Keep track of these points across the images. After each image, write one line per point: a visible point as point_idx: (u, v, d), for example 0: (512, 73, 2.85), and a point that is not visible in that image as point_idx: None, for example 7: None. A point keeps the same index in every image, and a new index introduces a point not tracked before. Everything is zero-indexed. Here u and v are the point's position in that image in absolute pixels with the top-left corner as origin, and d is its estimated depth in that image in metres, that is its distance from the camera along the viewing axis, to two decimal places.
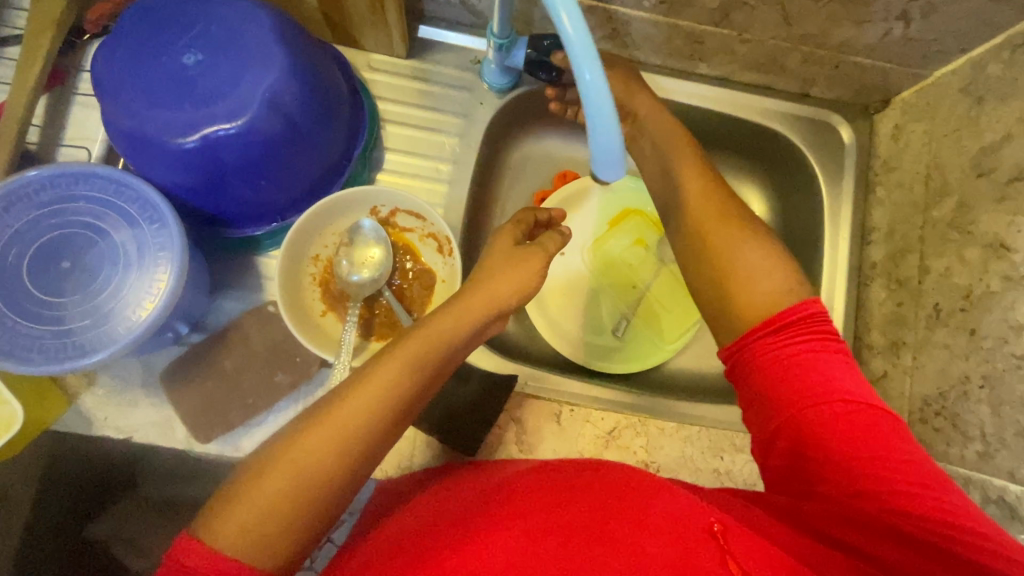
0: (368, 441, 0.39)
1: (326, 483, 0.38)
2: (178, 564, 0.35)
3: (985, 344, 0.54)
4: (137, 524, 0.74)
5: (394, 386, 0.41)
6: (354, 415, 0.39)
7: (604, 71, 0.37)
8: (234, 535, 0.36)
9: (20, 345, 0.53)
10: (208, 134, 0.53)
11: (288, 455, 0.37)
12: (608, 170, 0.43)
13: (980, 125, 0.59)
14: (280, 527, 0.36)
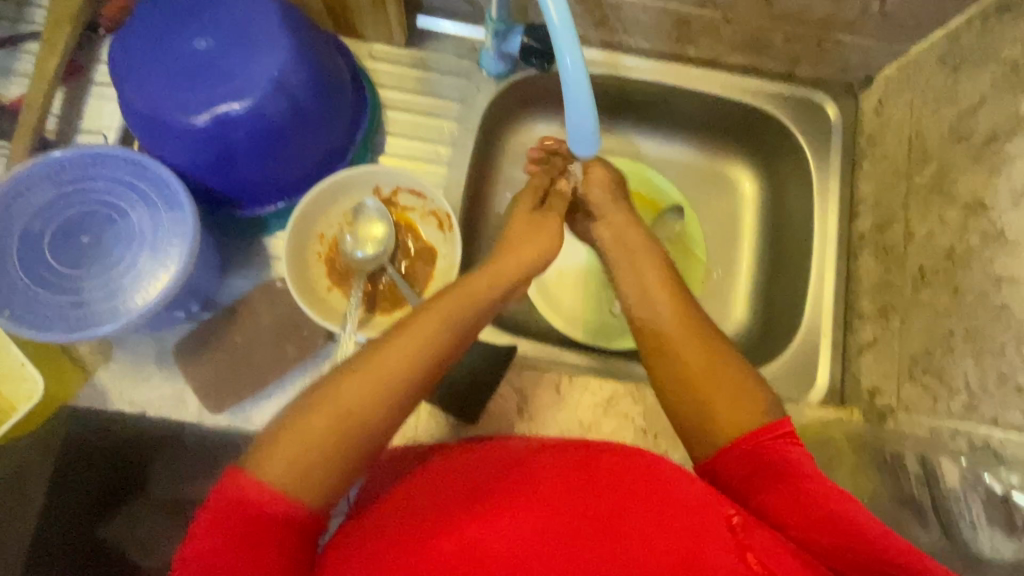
0: (407, 389, 0.43)
1: (370, 426, 0.41)
2: (232, 493, 0.37)
3: (967, 300, 0.56)
4: (152, 524, 0.79)
5: (430, 342, 0.46)
6: (395, 364, 0.43)
7: (582, 58, 0.45)
8: (282, 468, 0.39)
9: (42, 315, 0.55)
10: (219, 113, 0.56)
11: (336, 398, 0.41)
12: (583, 142, 0.53)
13: (957, 93, 0.62)
14: (326, 463, 0.39)
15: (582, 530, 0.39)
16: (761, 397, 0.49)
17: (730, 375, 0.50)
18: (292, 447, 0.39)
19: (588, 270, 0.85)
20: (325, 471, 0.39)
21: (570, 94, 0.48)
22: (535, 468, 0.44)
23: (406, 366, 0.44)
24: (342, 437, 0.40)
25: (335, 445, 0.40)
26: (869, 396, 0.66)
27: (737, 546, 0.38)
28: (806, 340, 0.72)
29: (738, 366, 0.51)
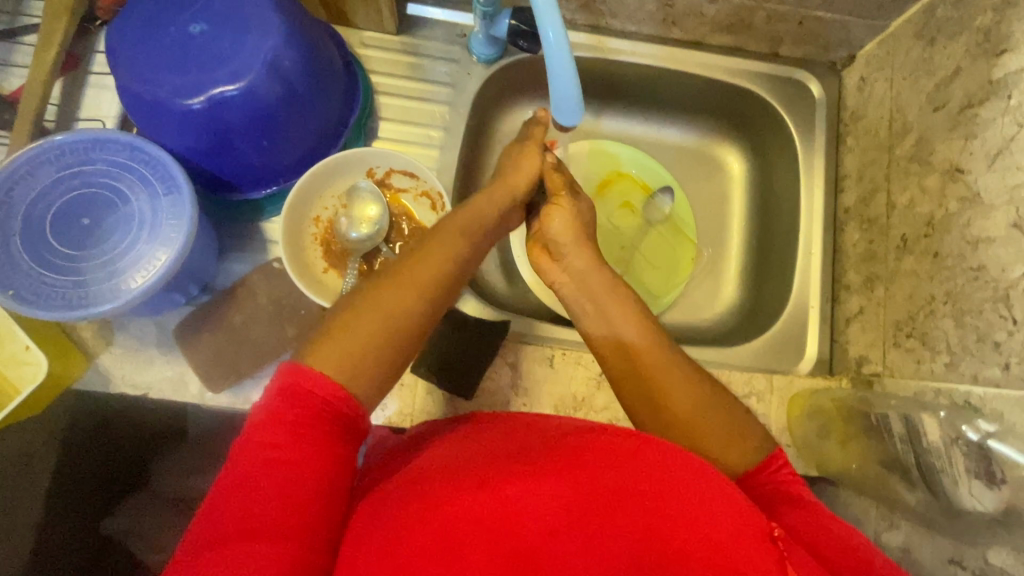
0: (440, 291, 0.50)
1: (414, 322, 0.47)
2: (298, 390, 0.41)
3: (946, 263, 0.57)
4: (151, 520, 0.77)
5: (454, 255, 0.52)
6: (428, 269, 0.50)
7: (563, 28, 0.47)
8: (338, 357, 0.43)
9: (44, 295, 0.57)
10: (214, 95, 0.58)
11: (379, 299, 0.46)
12: (568, 112, 0.54)
13: (934, 64, 0.63)
14: (376, 353, 0.45)
15: (625, 507, 0.41)
16: (751, 437, 0.52)
17: (723, 422, 0.51)
18: (344, 343, 0.44)
19: None
20: (377, 360, 0.44)
21: (554, 65, 0.49)
22: (584, 446, 0.47)
23: (437, 272, 0.50)
24: (389, 333, 0.46)
25: (385, 338, 0.45)
26: (856, 364, 0.68)
27: (778, 557, 0.40)
28: (794, 313, 0.73)
29: (729, 408, 0.52)
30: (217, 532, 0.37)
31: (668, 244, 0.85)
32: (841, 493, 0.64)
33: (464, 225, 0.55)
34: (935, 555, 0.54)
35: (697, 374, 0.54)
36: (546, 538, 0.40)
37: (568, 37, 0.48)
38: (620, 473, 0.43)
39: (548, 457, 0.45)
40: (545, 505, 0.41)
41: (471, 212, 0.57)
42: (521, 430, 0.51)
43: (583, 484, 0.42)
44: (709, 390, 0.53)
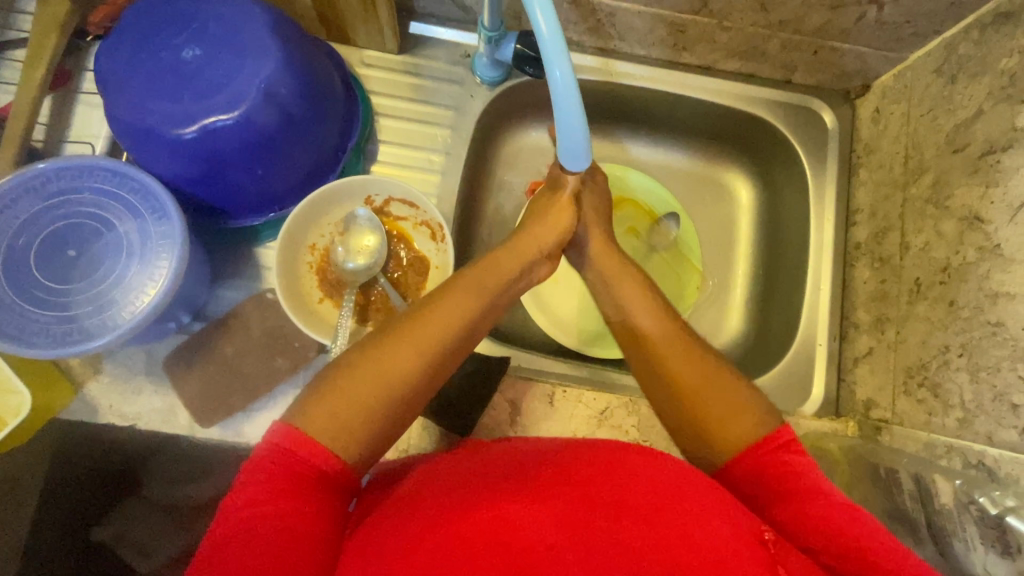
0: (445, 355, 0.48)
1: (409, 385, 0.45)
2: (277, 448, 0.41)
3: (962, 314, 0.55)
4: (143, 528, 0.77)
5: (462, 312, 0.50)
6: (435, 331, 0.48)
7: (571, 68, 0.43)
8: (323, 418, 0.42)
9: (27, 329, 0.55)
10: (207, 125, 0.55)
11: (377, 359, 0.45)
12: (573, 150, 0.51)
13: (953, 103, 0.61)
14: (363, 416, 0.43)
15: (617, 523, 0.40)
16: (753, 411, 0.49)
17: (722, 393, 0.50)
18: (337, 402, 0.42)
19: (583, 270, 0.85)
20: (368, 425, 0.43)
21: (560, 103, 0.46)
22: (573, 463, 0.46)
23: (441, 331, 0.48)
24: (382, 396, 0.44)
25: (377, 400, 0.43)
26: (864, 408, 0.66)
27: (769, 560, 0.39)
28: (802, 351, 0.71)
29: (732, 382, 0.50)
30: None
31: (674, 271, 0.83)
32: None
33: (474, 280, 0.53)
34: None
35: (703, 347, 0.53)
36: (540, 558, 0.38)
37: (575, 77, 0.44)
38: (611, 488, 0.43)
39: (538, 476, 0.44)
40: (538, 526, 0.40)
41: (481, 270, 0.55)
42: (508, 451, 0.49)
43: (573, 502, 0.42)
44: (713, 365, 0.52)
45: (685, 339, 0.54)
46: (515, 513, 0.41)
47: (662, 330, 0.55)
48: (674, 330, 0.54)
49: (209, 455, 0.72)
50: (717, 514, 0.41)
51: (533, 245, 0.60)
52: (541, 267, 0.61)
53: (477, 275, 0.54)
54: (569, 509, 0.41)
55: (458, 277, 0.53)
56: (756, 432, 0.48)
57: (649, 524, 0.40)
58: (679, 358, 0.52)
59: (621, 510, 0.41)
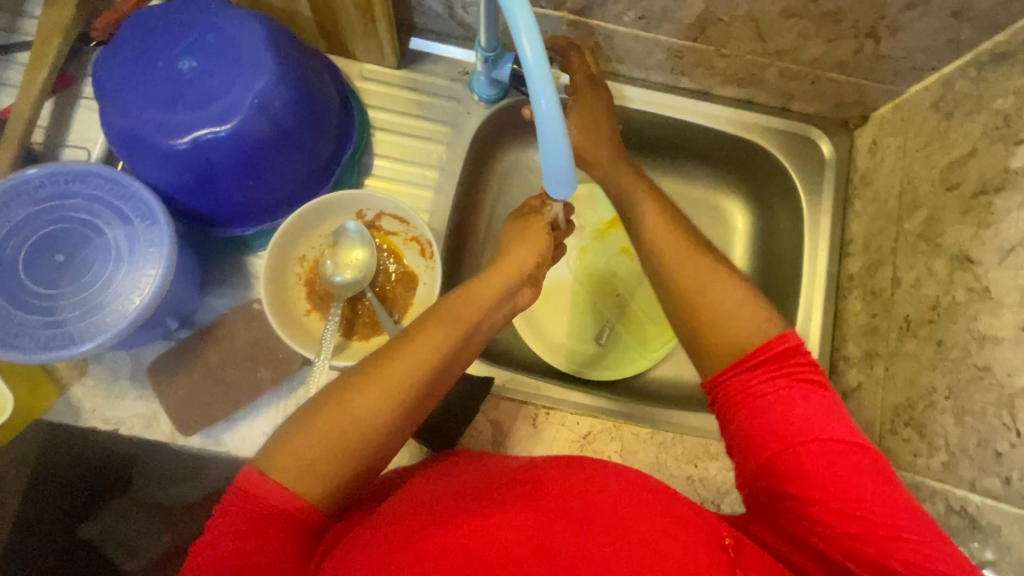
0: (413, 400, 0.47)
1: (375, 429, 0.45)
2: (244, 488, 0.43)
3: (950, 354, 0.54)
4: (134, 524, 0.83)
5: (435, 350, 0.49)
6: (402, 377, 0.47)
7: (558, 98, 0.42)
8: (287, 465, 0.43)
9: (12, 333, 0.55)
10: (200, 136, 0.56)
11: (343, 403, 0.45)
12: (559, 183, 0.48)
13: (949, 139, 0.61)
14: (326, 464, 0.43)
15: (581, 535, 0.42)
16: (756, 319, 0.51)
17: (727, 302, 0.52)
18: (302, 448, 0.43)
19: (575, 288, 0.85)
20: (333, 468, 0.44)
21: (545, 133, 0.44)
22: (535, 475, 0.47)
23: (410, 372, 0.47)
24: (346, 439, 0.44)
25: (342, 444, 0.44)
26: None
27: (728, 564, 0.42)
28: None
29: (740, 293, 0.52)
30: None
31: None
32: None
33: (450, 314, 0.52)
34: None
35: (717, 261, 0.55)
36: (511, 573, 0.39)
37: (563, 108, 0.43)
38: (575, 500, 0.44)
39: (503, 490, 0.45)
40: (513, 538, 0.41)
41: (458, 303, 0.54)
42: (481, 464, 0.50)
43: (536, 513, 0.43)
44: (725, 277, 0.54)
45: (697, 254, 0.55)
46: (484, 525, 0.42)
47: (675, 244, 0.56)
48: (687, 249, 0.56)
49: (189, 461, 0.72)
50: (680, 531, 0.43)
51: (514, 267, 0.60)
52: (524, 290, 0.62)
53: (451, 307, 0.53)
54: (535, 519, 0.42)
55: (433, 312, 0.52)
56: (759, 339, 0.50)
57: (614, 537, 0.42)
58: (686, 267, 0.55)
59: (584, 522, 0.42)
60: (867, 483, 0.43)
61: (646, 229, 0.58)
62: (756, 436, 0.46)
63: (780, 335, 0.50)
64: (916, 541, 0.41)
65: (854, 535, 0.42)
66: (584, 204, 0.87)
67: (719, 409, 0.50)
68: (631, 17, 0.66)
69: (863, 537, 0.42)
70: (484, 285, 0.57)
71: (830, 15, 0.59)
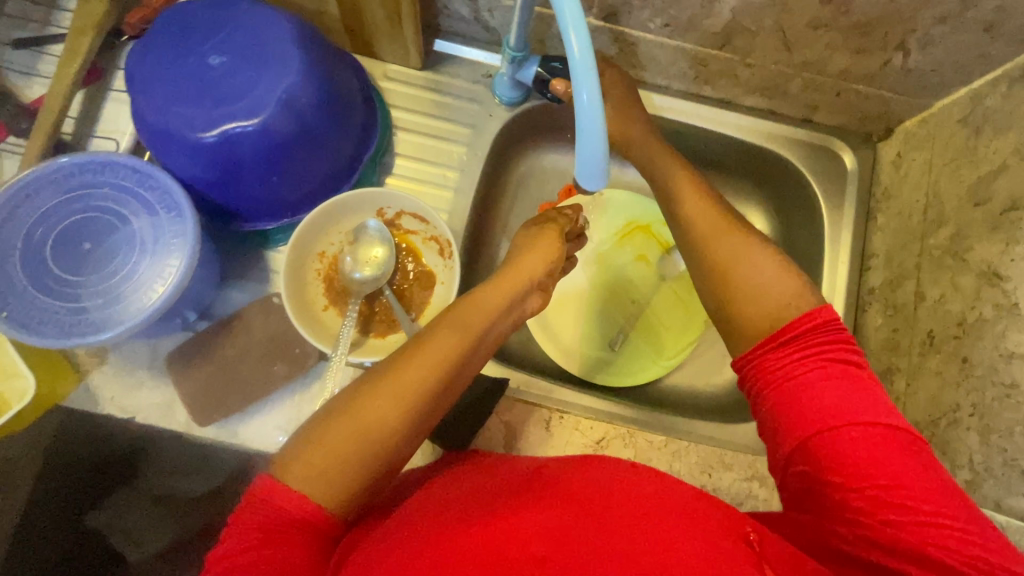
0: (425, 405, 0.47)
1: (389, 437, 0.45)
2: (259, 496, 0.42)
3: (975, 372, 0.53)
4: (135, 517, 0.79)
5: (444, 358, 0.49)
6: (414, 382, 0.47)
7: (600, 92, 0.42)
8: (303, 471, 0.43)
9: (37, 318, 0.55)
10: (227, 130, 0.57)
11: (356, 411, 0.45)
12: (591, 179, 0.48)
13: (977, 155, 0.60)
14: (340, 471, 0.43)
15: (603, 530, 0.41)
16: (793, 292, 0.52)
17: (763, 276, 0.53)
18: (316, 454, 0.43)
19: (591, 293, 0.84)
20: (347, 476, 0.44)
21: (584, 125, 0.44)
22: (556, 479, 0.47)
23: (418, 380, 0.47)
24: (360, 448, 0.44)
25: (355, 452, 0.44)
26: None
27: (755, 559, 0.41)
28: None
29: (778, 265, 0.54)
30: None
31: (680, 303, 0.84)
32: None
33: (459, 321, 0.52)
34: None
35: (753, 236, 0.57)
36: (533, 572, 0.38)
37: (604, 103, 0.44)
38: (596, 497, 0.44)
39: (525, 493, 0.45)
40: (538, 532, 0.41)
41: (466, 310, 0.54)
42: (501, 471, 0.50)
43: (558, 513, 0.42)
44: (762, 250, 0.55)
45: (735, 232, 0.57)
46: (504, 526, 0.41)
47: (715, 227, 0.58)
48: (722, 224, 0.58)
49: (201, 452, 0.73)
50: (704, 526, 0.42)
51: (525, 273, 0.60)
52: (534, 298, 0.61)
53: (460, 315, 0.53)
54: (557, 519, 0.42)
55: (440, 321, 0.52)
56: (793, 311, 0.51)
57: (639, 531, 0.41)
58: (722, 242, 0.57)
59: (606, 517, 0.42)
60: (906, 464, 0.42)
61: (682, 220, 0.61)
62: (788, 418, 0.47)
63: (814, 309, 0.51)
64: (958, 527, 0.40)
65: (893, 521, 0.41)
66: (600, 210, 0.86)
67: (749, 389, 0.51)
68: (658, 24, 0.66)
69: (905, 525, 0.40)
70: (496, 292, 0.57)
71: (859, 27, 0.59)
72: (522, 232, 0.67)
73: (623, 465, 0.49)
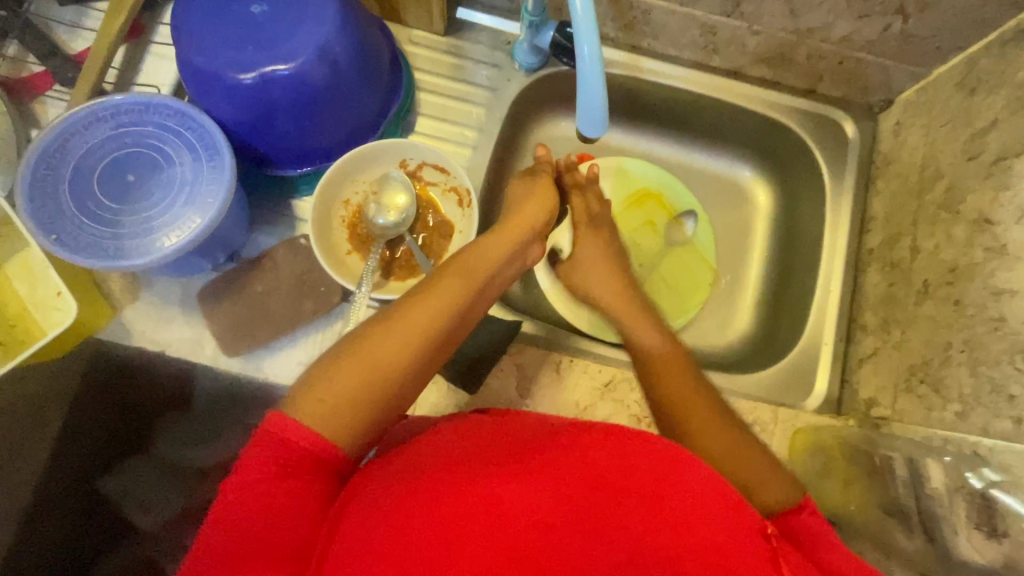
0: (433, 342, 0.51)
1: (395, 374, 0.48)
2: (270, 431, 0.44)
3: (967, 311, 0.57)
4: (150, 488, 0.73)
5: (449, 302, 0.53)
6: (419, 320, 0.50)
7: (599, 45, 0.47)
8: (313, 407, 0.45)
9: (83, 242, 0.59)
10: (266, 72, 0.60)
11: (365, 347, 0.48)
12: (591, 127, 0.54)
13: (972, 113, 0.63)
14: (352, 403, 0.46)
15: (617, 509, 0.41)
16: (784, 476, 0.51)
17: (744, 468, 0.52)
18: (326, 391, 0.46)
19: None
20: (357, 412, 0.46)
21: (584, 75, 0.49)
22: (575, 445, 0.46)
23: (423, 317, 0.51)
24: (369, 385, 0.47)
25: (365, 386, 0.47)
26: (866, 406, 0.67)
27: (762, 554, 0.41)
28: (807, 347, 0.73)
29: (756, 455, 0.53)
30: (232, 535, 0.41)
31: (687, 266, 0.87)
32: None
33: (465, 269, 0.56)
34: None
35: (734, 420, 0.57)
36: (535, 534, 0.40)
37: (602, 56, 0.49)
38: (612, 472, 0.44)
39: (539, 456, 0.45)
40: (536, 503, 0.41)
41: (472, 261, 0.58)
42: (514, 429, 0.50)
43: (573, 481, 0.43)
44: (742, 440, 0.54)
45: (716, 419, 0.56)
46: (518, 485, 0.42)
47: (702, 412, 0.57)
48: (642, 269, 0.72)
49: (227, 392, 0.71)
50: (717, 514, 0.42)
51: (521, 227, 0.64)
52: (535, 247, 0.66)
53: (465, 263, 0.57)
54: (572, 489, 0.42)
55: (448, 267, 0.56)
56: None
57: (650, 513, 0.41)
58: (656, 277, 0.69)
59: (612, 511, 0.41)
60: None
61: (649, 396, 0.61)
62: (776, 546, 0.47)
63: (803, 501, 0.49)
64: None
65: None
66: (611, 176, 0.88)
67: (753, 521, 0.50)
68: None
69: None
70: (500, 242, 0.61)
71: None
72: (518, 182, 0.71)
73: (643, 438, 0.48)
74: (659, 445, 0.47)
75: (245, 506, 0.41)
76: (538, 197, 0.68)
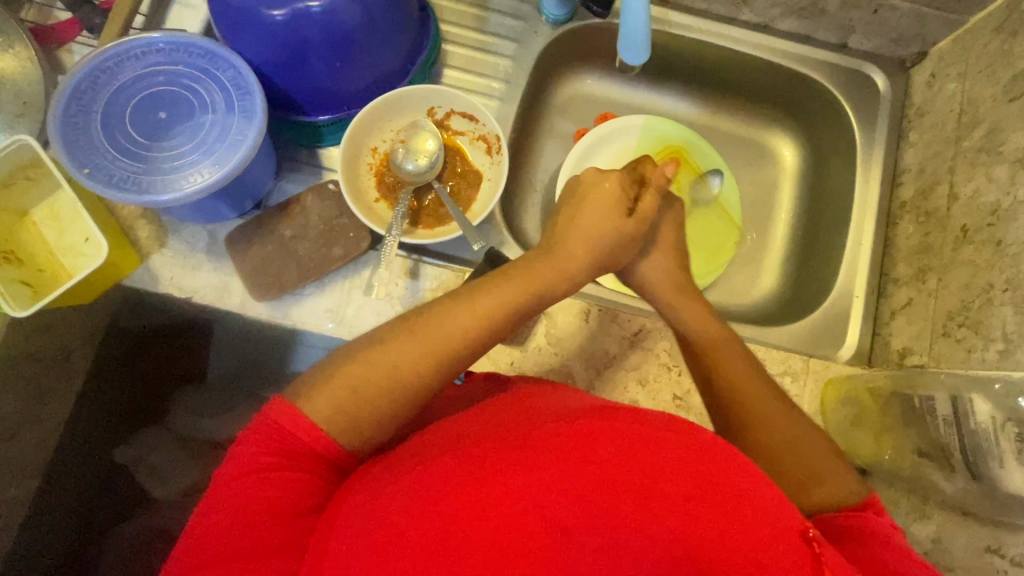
0: (458, 354, 0.48)
1: (419, 381, 0.46)
2: (274, 417, 0.42)
3: (1010, 251, 0.57)
4: (160, 457, 0.83)
5: (491, 316, 0.49)
6: (450, 335, 0.47)
7: None
8: (326, 405, 0.43)
9: (117, 177, 0.59)
10: (298, 8, 0.58)
11: (390, 349, 0.46)
12: (632, 55, 0.55)
13: (1012, 55, 0.62)
14: (365, 405, 0.44)
15: (646, 511, 0.36)
16: (845, 475, 0.49)
17: (806, 452, 0.50)
18: (338, 388, 0.44)
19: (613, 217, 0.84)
20: (369, 408, 0.44)
21: None
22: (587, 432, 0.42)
23: (456, 338, 0.48)
24: (387, 390, 0.45)
25: (385, 386, 0.45)
26: (900, 356, 0.67)
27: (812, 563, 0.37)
28: (837, 301, 0.73)
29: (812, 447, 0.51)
30: (224, 527, 0.39)
31: (716, 222, 0.84)
32: (876, 485, 0.64)
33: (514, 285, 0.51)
34: (970, 544, 0.53)
35: (785, 403, 0.53)
36: (554, 538, 0.36)
37: None
38: (627, 462, 0.39)
39: (547, 445, 0.40)
40: (553, 502, 0.37)
41: (532, 272, 0.53)
42: (533, 416, 0.45)
43: (587, 479, 0.38)
44: (811, 434, 0.51)
45: (770, 403, 0.53)
46: (523, 483, 0.38)
47: (761, 397, 0.53)
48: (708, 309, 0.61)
49: (252, 361, 0.87)
50: (753, 524, 0.37)
51: (580, 255, 0.56)
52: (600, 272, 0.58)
53: (515, 273, 0.53)
54: (584, 486, 0.37)
55: (493, 284, 0.51)
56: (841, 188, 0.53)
57: (673, 521, 0.36)
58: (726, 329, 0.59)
59: (639, 514, 0.36)
60: None
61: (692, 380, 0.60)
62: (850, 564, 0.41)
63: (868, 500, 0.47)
64: None
65: None
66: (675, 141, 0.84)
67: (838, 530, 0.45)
68: None
69: None
70: (571, 253, 0.56)
71: None
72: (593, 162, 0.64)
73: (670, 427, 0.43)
74: (685, 434, 0.42)
75: (232, 500, 0.40)
76: (607, 193, 0.59)
